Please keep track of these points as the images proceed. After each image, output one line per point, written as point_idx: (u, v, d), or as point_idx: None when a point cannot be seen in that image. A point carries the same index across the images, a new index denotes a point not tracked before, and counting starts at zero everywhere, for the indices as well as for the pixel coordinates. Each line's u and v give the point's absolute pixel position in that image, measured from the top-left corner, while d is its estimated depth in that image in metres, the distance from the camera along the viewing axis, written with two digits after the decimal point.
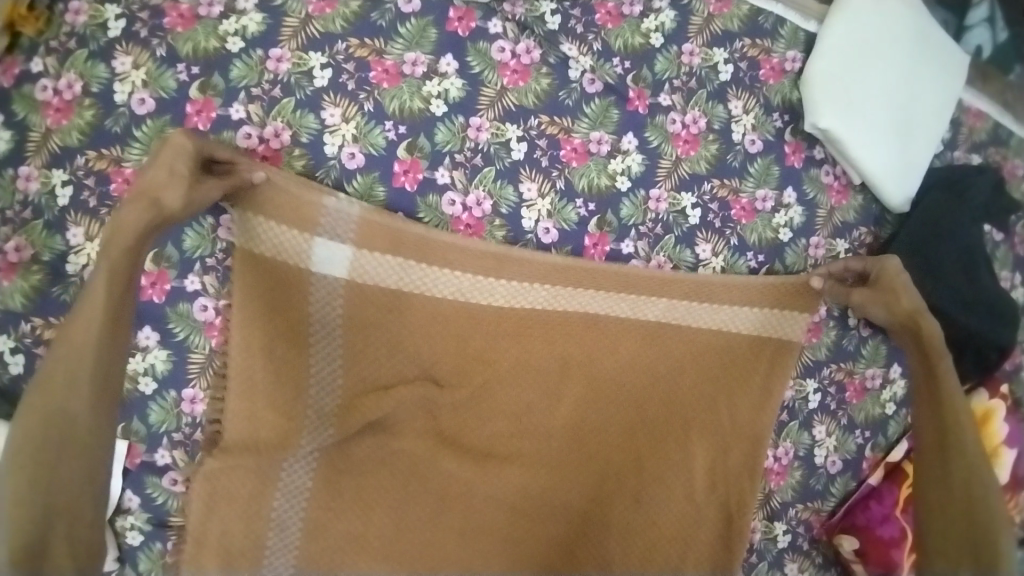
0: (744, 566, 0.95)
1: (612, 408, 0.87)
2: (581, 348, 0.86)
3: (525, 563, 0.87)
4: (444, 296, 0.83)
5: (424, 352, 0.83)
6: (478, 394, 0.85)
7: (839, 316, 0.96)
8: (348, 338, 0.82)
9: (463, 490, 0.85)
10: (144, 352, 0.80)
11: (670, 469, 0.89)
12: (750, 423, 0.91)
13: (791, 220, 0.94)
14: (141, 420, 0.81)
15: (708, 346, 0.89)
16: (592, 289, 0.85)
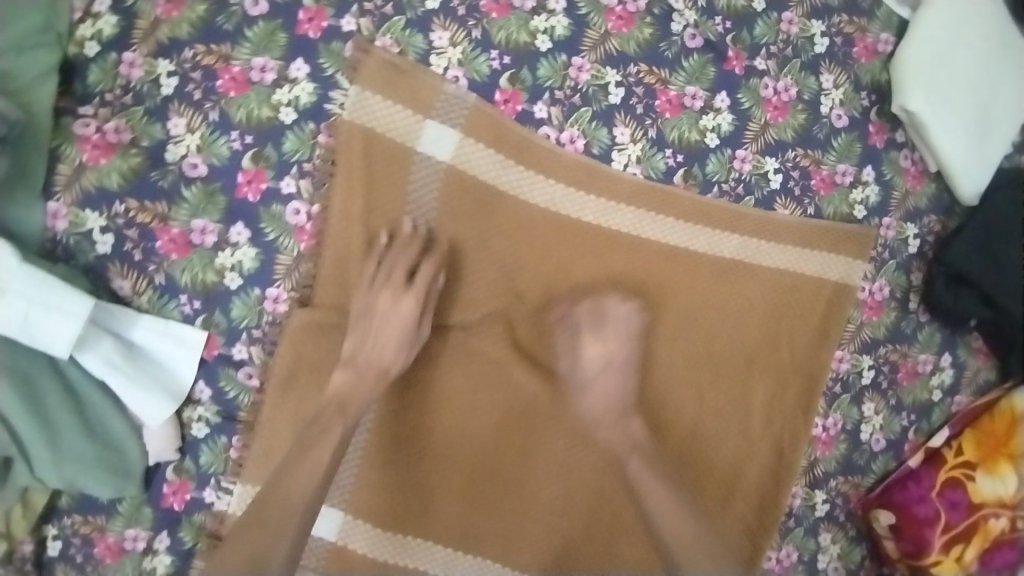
0: (782, 529, 0.97)
1: (677, 341, 0.91)
2: (659, 279, 0.90)
3: (576, 480, 0.92)
4: (539, 206, 0.86)
5: (508, 257, 0.88)
6: (553, 308, 0.90)
7: (901, 299, 0.98)
8: (440, 225, 0.86)
9: (525, 404, 0.90)
10: (233, 247, 0.82)
11: (728, 403, 0.93)
12: (810, 362, 0.94)
13: (868, 198, 0.95)
14: (223, 313, 0.83)
15: (777, 284, 0.92)
16: (673, 218, 0.89)
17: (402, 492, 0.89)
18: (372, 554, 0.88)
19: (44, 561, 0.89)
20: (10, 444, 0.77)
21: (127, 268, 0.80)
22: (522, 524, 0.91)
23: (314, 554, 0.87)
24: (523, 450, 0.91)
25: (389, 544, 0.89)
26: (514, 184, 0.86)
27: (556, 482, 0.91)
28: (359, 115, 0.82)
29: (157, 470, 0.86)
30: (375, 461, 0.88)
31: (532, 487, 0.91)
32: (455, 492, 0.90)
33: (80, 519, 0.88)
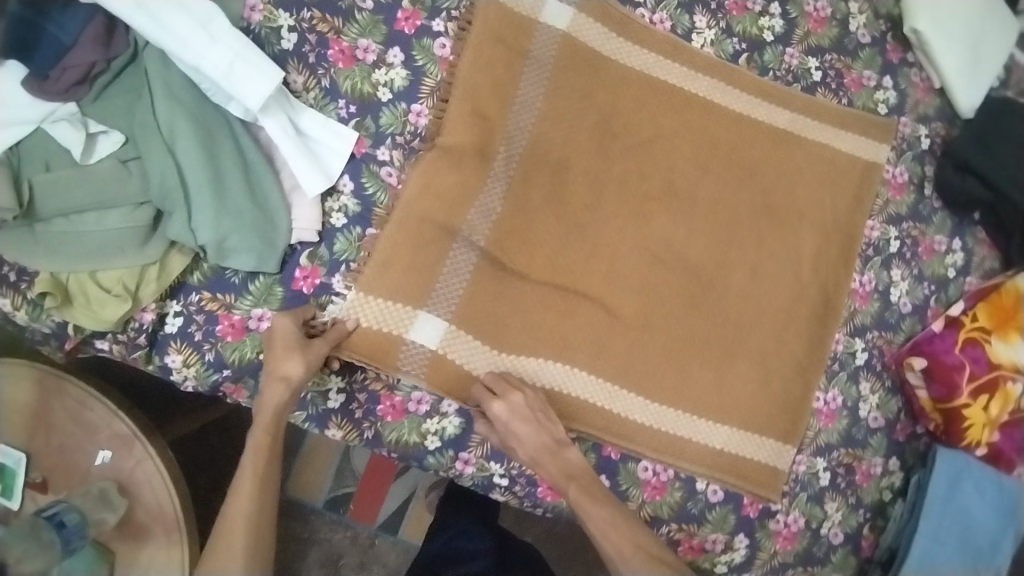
0: (828, 372, 1.09)
1: (742, 192, 1.07)
2: (728, 138, 1.07)
3: (655, 304, 1.03)
4: (634, 68, 1.05)
5: (605, 104, 1.04)
6: (639, 150, 1.04)
7: (918, 185, 1.17)
8: (555, 72, 1.02)
9: (613, 234, 1.02)
10: (388, 67, 0.97)
11: (782, 248, 1.08)
12: (849, 220, 1.11)
13: (888, 100, 1.17)
14: (373, 119, 0.96)
15: (819, 154, 1.11)
16: (738, 89, 1.08)
17: (501, 306, 0.99)
18: (471, 360, 0.97)
19: (158, 337, 0.93)
20: (179, 188, 0.87)
21: (302, 66, 0.94)
22: (607, 337, 1.01)
23: (417, 359, 0.95)
24: (611, 273, 1.02)
25: (486, 350, 0.98)
26: (615, 49, 1.05)
27: (637, 304, 1.02)
28: None
29: (292, 256, 0.94)
30: (480, 273, 0.98)
31: (616, 308, 1.01)
32: (549, 303, 1.00)
33: (207, 296, 0.94)
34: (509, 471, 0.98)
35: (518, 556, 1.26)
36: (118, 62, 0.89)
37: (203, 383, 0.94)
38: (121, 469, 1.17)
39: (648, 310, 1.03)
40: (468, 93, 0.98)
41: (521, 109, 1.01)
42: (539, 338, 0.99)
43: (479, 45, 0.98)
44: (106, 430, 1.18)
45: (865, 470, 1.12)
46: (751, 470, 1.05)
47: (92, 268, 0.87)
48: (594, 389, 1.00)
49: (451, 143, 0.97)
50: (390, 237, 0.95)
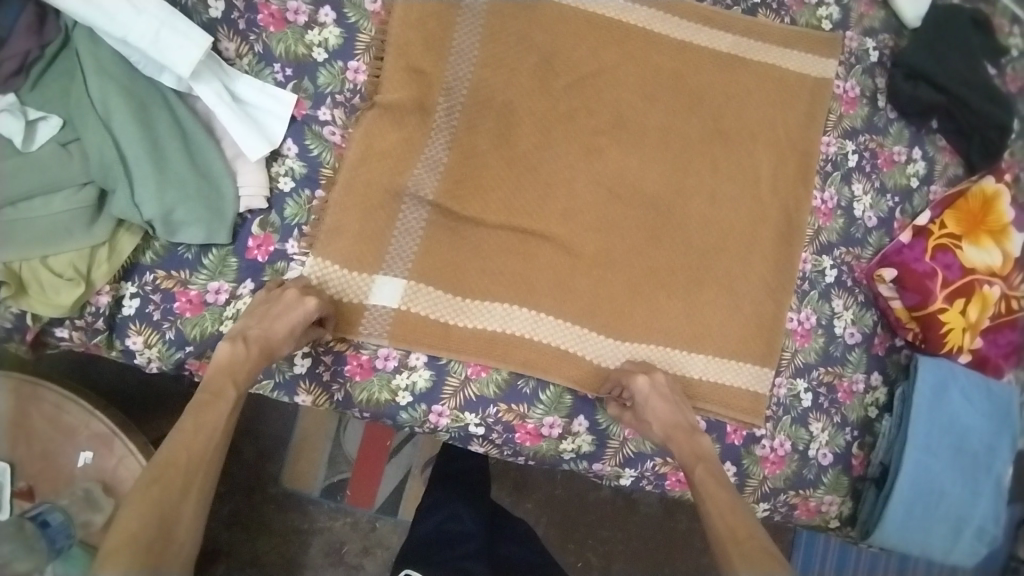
0: (798, 293, 1.09)
1: (693, 118, 1.06)
2: (672, 67, 1.06)
3: (616, 241, 1.02)
4: (570, 5, 1.03)
5: (544, 44, 1.02)
6: (583, 87, 1.03)
7: (870, 97, 1.17)
8: (490, 18, 1.00)
9: (566, 175, 1.01)
10: (321, 27, 0.96)
11: (741, 171, 1.07)
12: (804, 137, 1.10)
13: (832, 16, 1.16)
14: (311, 80, 0.95)
15: (767, 75, 1.10)
16: (679, 17, 1.07)
17: (459, 259, 0.98)
18: (433, 314, 0.96)
19: (117, 320, 0.92)
20: (117, 164, 0.85)
21: (232, 33, 0.93)
22: (571, 276, 1.00)
23: (380, 319, 0.95)
24: (567, 214, 1.01)
25: (447, 304, 0.97)
26: None
27: (599, 239, 1.01)
28: None
29: (243, 226, 0.94)
30: (435, 228, 0.97)
31: (576, 249, 1.01)
32: (508, 250, 0.99)
33: (162, 275, 0.92)
34: (485, 420, 0.98)
35: (509, 539, 1.25)
36: (51, 48, 0.86)
37: (168, 362, 0.93)
38: (103, 469, 1.14)
39: (610, 244, 1.02)
40: (401, 46, 0.97)
41: (459, 60, 0.99)
42: (501, 285, 0.98)
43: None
44: (87, 431, 1.15)
45: (847, 388, 1.11)
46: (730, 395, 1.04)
47: (43, 254, 0.86)
48: (564, 331, 1.00)
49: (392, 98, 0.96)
50: (340, 197, 0.94)
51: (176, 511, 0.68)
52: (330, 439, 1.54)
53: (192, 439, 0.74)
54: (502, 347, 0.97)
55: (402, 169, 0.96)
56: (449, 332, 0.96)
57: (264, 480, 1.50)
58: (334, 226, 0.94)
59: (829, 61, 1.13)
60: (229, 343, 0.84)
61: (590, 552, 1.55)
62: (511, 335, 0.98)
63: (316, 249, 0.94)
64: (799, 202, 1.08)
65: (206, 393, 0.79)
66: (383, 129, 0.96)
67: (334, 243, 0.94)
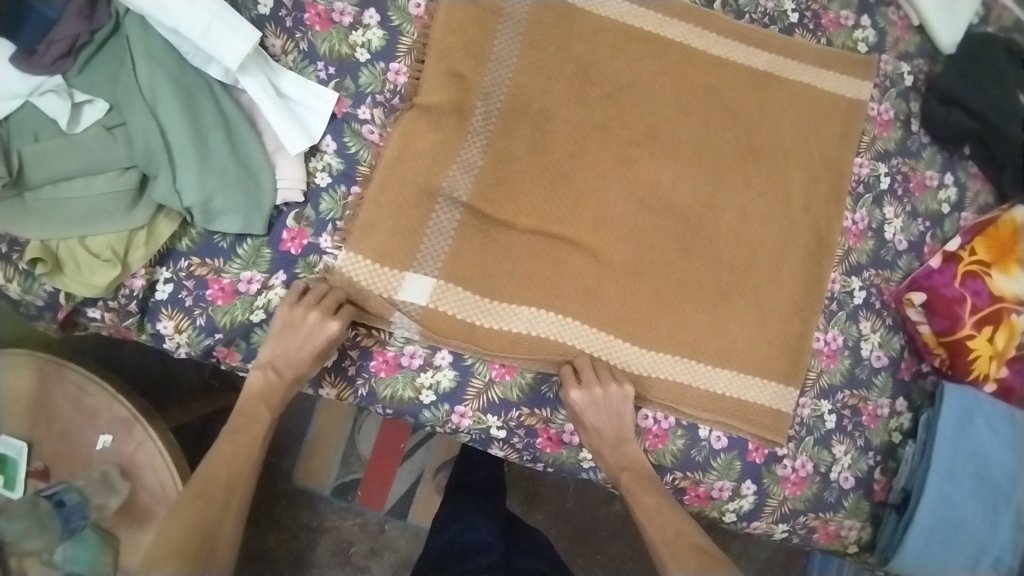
0: (826, 313, 1.08)
1: (726, 133, 1.06)
2: (707, 81, 1.07)
3: (645, 251, 1.02)
4: (609, 17, 1.05)
5: (582, 54, 1.03)
6: (619, 98, 1.04)
7: (904, 121, 1.17)
8: (530, 28, 1.01)
9: (598, 184, 1.02)
10: (365, 28, 0.98)
11: (772, 186, 1.07)
12: (836, 157, 1.10)
13: (867, 39, 1.16)
14: (353, 79, 0.97)
15: (802, 94, 1.10)
16: (716, 33, 1.08)
17: (488, 260, 0.98)
18: (461, 314, 0.96)
19: (150, 304, 0.94)
20: (161, 150, 0.87)
21: (279, 30, 0.95)
22: (598, 283, 1.00)
23: (408, 316, 0.95)
24: (598, 222, 1.01)
25: (475, 304, 0.97)
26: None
27: (628, 247, 1.01)
28: None
29: (279, 218, 0.95)
30: (466, 228, 0.97)
31: (605, 257, 1.00)
32: (537, 253, 0.99)
33: (197, 262, 0.93)
34: (507, 423, 0.97)
35: (524, 552, 1.20)
36: (100, 34, 0.88)
37: (197, 348, 0.94)
38: (122, 453, 1.14)
39: (639, 253, 1.02)
40: (442, 47, 0.98)
41: (498, 65, 1.00)
42: (530, 288, 0.98)
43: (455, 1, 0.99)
44: (110, 414, 1.16)
45: (872, 412, 1.09)
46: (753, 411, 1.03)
47: (81, 234, 0.87)
48: (590, 338, 0.99)
49: (432, 98, 0.97)
50: (375, 194, 0.95)
51: (219, 523, 0.81)
52: (344, 437, 1.54)
53: (228, 460, 0.86)
54: (528, 349, 0.97)
55: (438, 171, 0.97)
56: (475, 330, 0.96)
57: (276, 475, 1.50)
58: (368, 220, 0.95)
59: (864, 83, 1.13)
60: (261, 371, 0.91)
61: (599, 566, 1.53)
62: (537, 338, 0.97)
63: (350, 245, 0.94)
64: (829, 221, 1.08)
65: (242, 417, 0.89)
66: (424, 129, 0.97)
67: (367, 240, 0.94)
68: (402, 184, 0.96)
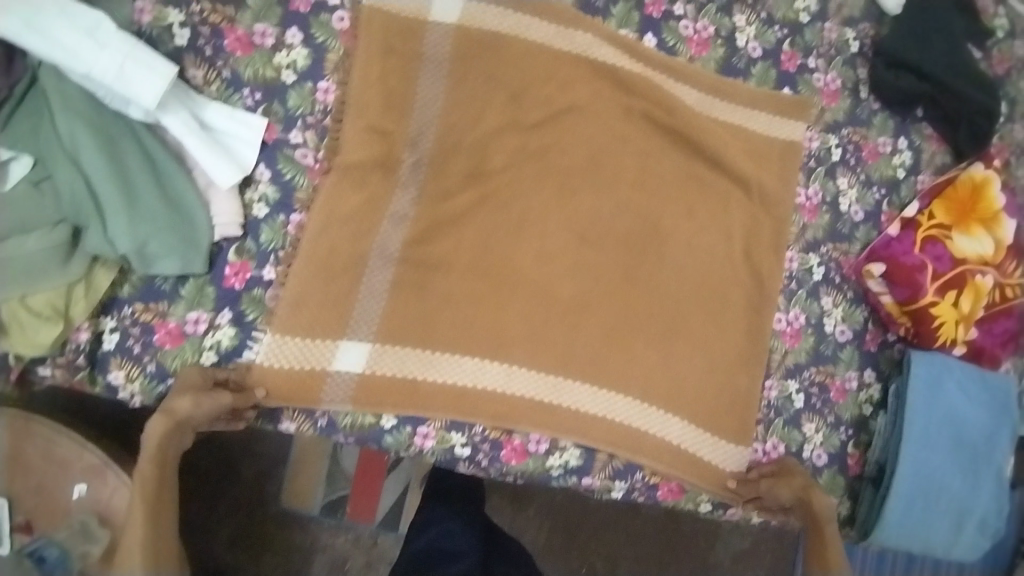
0: (786, 294, 1.07)
1: (667, 152, 1.05)
2: (641, 92, 1.03)
3: (589, 282, 1.00)
4: (536, 41, 1.01)
5: (510, 81, 1.00)
6: (550, 127, 1.00)
7: (852, 88, 1.14)
8: (453, 65, 0.99)
9: (535, 218, 0.99)
10: (289, 49, 0.95)
11: (712, 197, 1.06)
12: (779, 164, 1.08)
13: (809, 7, 1.13)
14: (281, 103, 0.94)
15: (740, 96, 1.08)
16: (647, 46, 1.04)
17: (426, 314, 0.96)
18: (403, 373, 0.95)
19: (98, 356, 0.92)
20: (89, 202, 0.84)
21: (200, 61, 0.92)
22: (544, 326, 0.98)
23: (342, 387, 0.94)
24: (539, 258, 0.99)
25: (415, 359, 0.95)
26: (513, 26, 1.01)
27: (571, 286, 0.99)
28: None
29: (219, 254, 0.93)
30: (399, 288, 0.96)
31: (548, 297, 0.99)
32: (477, 300, 0.97)
33: (141, 308, 0.92)
34: (471, 439, 0.96)
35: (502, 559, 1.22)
36: (20, 88, 0.84)
37: (150, 396, 0.93)
38: (99, 500, 1.15)
39: (565, 305, 1.00)
40: (360, 100, 0.95)
41: (420, 111, 0.98)
42: (472, 338, 0.96)
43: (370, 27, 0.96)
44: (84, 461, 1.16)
45: (840, 386, 1.09)
46: (781, 517, 1.03)
47: (21, 295, 0.85)
48: (539, 385, 0.98)
49: (363, 133, 0.95)
50: (303, 262, 0.93)
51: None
52: (328, 456, 1.54)
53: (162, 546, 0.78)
54: (475, 404, 0.95)
55: (364, 230, 0.95)
56: (419, 388, 0.94)
57: (264, 499, 1.50)
58: (295, 289, 0.93)
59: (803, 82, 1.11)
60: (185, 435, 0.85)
61: (595, 555, 1.54)
62: (483, 390, 0.96)
63: (276, 323, 0.93)
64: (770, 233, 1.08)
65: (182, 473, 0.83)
66: (351, 187, 0.95)
67: (296, 314, 0.93)
68: (329, 247, 0.94)
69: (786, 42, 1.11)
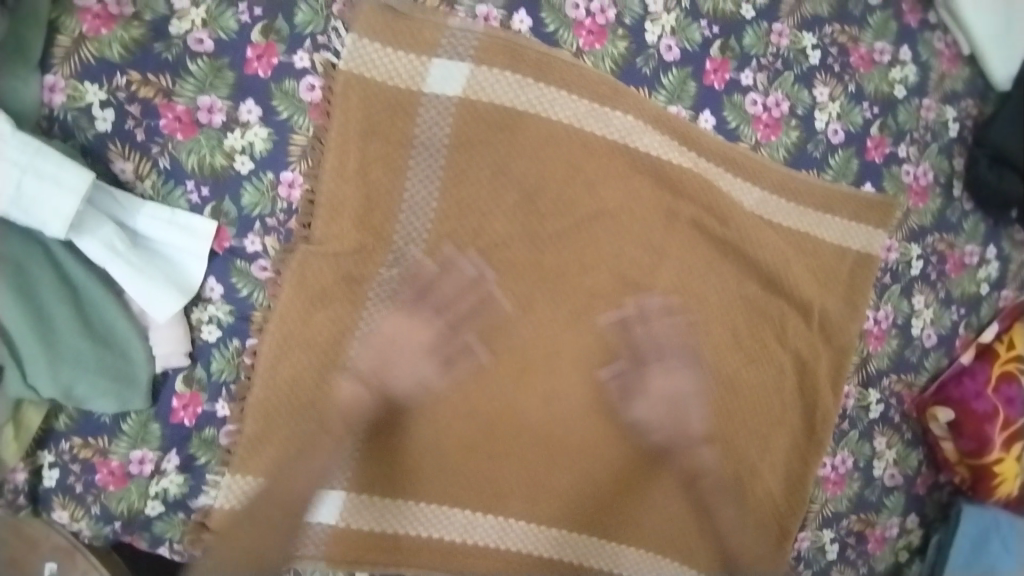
0: (836, 434, 0.91)
1: (714, 267, 0.85)
2: (690, 195, 0.83)
3: (609, 427, 0.85)
4: (560, 122, 0.79)
5: (525, 176, 0.80)
6: (575, 235, 0.82)
7: (945, 184, 0.95)
8: (452, 156, 0.78)
9: (547, 351, 0.82)
10: (243, 128, 0.75)
11: (767, 324, 0.87)
12: (851, 285, 0.89)
13: (906, 78, 0.92)
14: (233, 200, 0.75)
15: (812, 195, 0.87)
16: (702, 131, 0.82)
17: (410, 460, 0.81)
18: (379, 528, 0.81)
19: (40, 493, 0.78)
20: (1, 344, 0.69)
21: (128, 148, 0.73)
22: (547, 473, 0.84)
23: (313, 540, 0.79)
24: (549, 398, 0.83)
25: (397, 513, 0.81)
26: (531, 99, 0.78)
27: (584, 432, 0.84)
28: (357, 62, 0.76)
29: (165, 382, 0.77)
30: (379, 430, 0.80)
31: (558, 443, 0.84)
32: (470, 446, 0.82)
33: (79, 443, 0.77)
34: None
35: None
36: None
37: (98, 538, 0.79)
38: None
39: (578, 455, 0.85)
40: (335, 200, 0.76)
41: (405, 215, 0.79)
42: (462, 488, 0.82)
43: (349, 105, 0.76)
44: (48, 541, 0.78)
45: (879, 535, 0.96)
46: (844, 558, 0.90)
47: None
48: (539, 540, 0.85)
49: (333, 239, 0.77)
50: (259, 398, 0.77)
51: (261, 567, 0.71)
52: None
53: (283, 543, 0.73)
54: (464, 563, 0.83)
55: (336, 360, 0.79)
56: (399, 544, 0.82)
57: None
58: (251, 429, 0.78)
59: (890, 174, 0.91)
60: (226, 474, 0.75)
61: None
62: (473, 548, 0.83)
63: (233, 465, 0.78)
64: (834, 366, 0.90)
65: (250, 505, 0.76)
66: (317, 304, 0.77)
67: (256, 457, 0.78)
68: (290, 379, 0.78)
69: (875, 124, 0.90)
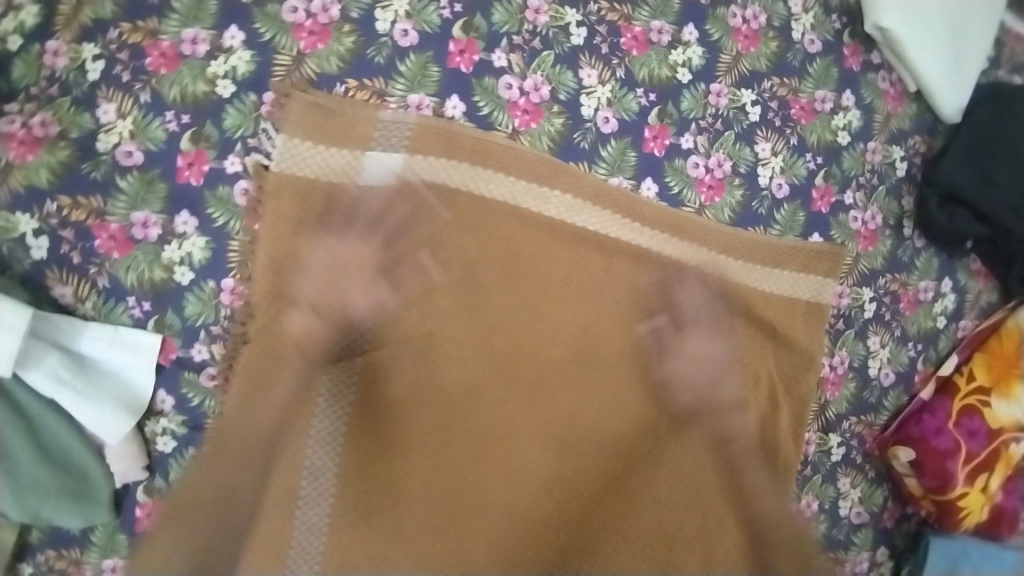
0: (800, 480, 0.93)
1: (668, 330, 0.85)
2: (633, 265, 0.84)
3: (573, 497, 0.86)
4: (500, 206, 0.79)
5: (471, 259, 0.79)
6: (527, 312, 0.82)
7: (895, 226, 0.96)
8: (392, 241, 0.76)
9: (509, 429, 0.83)
10: (180, 239, 0.74)
11: None
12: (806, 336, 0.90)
13: (849, 124, 0.92)
14: (176, 312, 0.75)
15: (759, 252, 0.88)
16: (641, 200, 0.83)
17: (373, 552, 0.79)
18: None
19: None
20: None
21: (65, 273, 0.72)
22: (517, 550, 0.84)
23: None
24: (512, 474, 0.84)
25: None
26: (467, 183, 0.78)
27: (550, 506, 0.85)
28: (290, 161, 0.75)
29: (127, 495, 0.76)
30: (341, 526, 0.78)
31: (525, 517, 0.84)
32: (435, 530, 0.81)
33: (54, 554, 0.75)
34: None
35: None
36: None
37: None
38: None
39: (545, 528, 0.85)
40: (279, 301, 0.76)
41: None
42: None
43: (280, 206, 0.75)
44: None
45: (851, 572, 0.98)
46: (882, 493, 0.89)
47: None
48: None
49: (276, 340, 0.75)
50: None
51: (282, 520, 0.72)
52: None
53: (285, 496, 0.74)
54: None
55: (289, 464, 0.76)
56: None
57: None
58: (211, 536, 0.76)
59: (836, 221, 0.92)
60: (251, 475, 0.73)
61: None
62: None
63: None
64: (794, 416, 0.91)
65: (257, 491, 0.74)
66: None
67: None
68: None
69: (820, 173, 0.90)
